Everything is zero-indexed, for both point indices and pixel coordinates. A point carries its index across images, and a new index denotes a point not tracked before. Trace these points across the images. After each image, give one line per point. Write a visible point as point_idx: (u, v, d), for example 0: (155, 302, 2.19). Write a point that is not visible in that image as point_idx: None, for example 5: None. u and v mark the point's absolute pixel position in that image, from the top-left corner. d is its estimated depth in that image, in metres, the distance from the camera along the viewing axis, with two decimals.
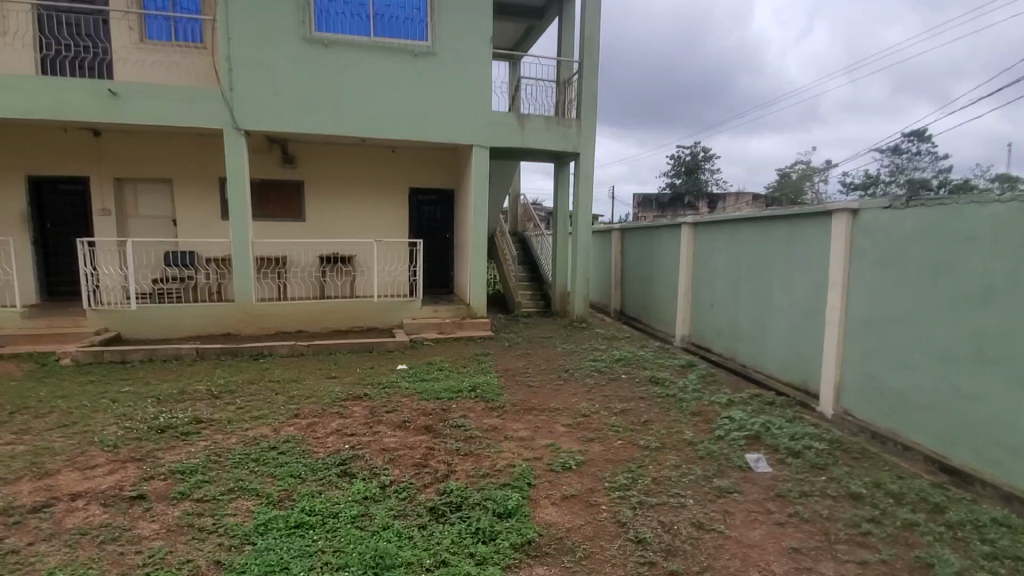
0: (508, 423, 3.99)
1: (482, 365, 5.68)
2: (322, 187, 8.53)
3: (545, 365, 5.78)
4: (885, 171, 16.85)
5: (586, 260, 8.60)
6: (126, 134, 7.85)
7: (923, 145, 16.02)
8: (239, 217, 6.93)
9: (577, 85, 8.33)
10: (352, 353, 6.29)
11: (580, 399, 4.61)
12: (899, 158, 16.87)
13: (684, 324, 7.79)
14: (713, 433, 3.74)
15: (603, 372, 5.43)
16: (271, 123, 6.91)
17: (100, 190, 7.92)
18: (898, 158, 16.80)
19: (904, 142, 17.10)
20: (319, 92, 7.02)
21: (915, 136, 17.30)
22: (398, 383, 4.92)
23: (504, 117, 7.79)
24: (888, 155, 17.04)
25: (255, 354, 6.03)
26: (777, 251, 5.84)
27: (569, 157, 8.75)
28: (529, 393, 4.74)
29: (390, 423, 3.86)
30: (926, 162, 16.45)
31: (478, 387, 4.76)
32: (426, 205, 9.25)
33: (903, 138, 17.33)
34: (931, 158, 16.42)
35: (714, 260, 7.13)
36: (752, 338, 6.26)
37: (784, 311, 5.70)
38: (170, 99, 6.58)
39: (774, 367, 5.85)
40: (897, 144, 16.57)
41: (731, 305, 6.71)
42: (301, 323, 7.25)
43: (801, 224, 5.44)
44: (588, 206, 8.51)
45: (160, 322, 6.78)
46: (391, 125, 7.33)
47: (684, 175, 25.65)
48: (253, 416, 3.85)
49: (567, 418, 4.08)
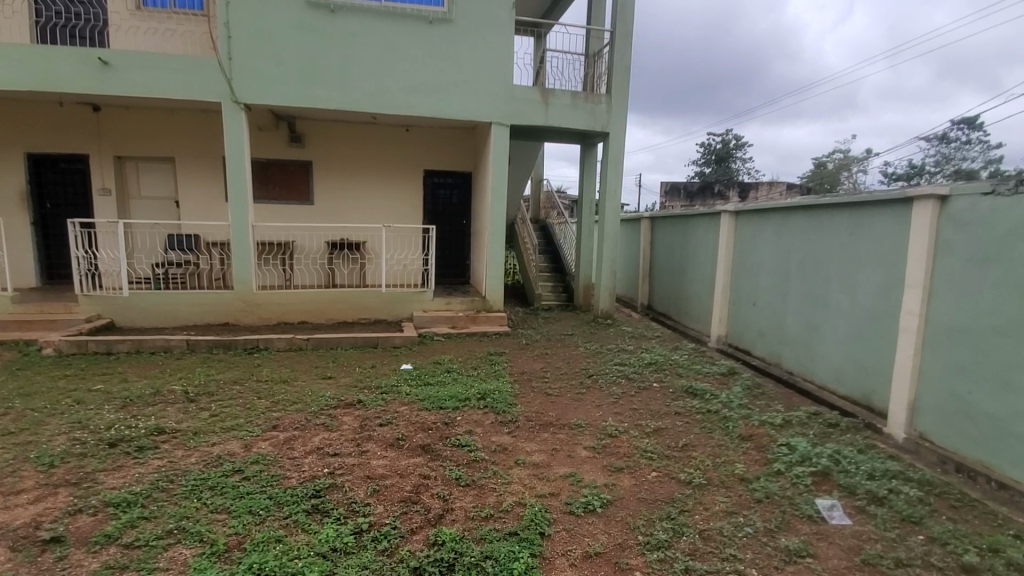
0: (521, 443, 3.37)
1: (495, 367, 5.07)
2: (331, 168, 7.99)
3: (566, 368, 5.14)
4: (931, 161, 15.59)
5: (614, 251, 7.86)
6: (125, 110, 7.41)
7: (975, 133, 14.76)
8: (237, 198, 6.42)
9: (607, 58, 7.57)
10: (355, 349, 5.76)
11: (606, 413, 3.97)
12: (948, 148, 15.57)
13: (720, 323, 7.06)
14: (770, 466, 3.06)
15: (632, 380, 4.77)
16: (272, 97, 6.36)
17: (100, 168, 7.52)
18: (946, 146, 15.52)
19: (953, 130, 15.78)
20: (325, 62, 6.43)
21: (965, 124, 16.00)
22: (398, 387, 4.33)
23: (526, 92, 7.09)
24: (935, 143, 15.76)
25: (249, 347, 5.55)
26: (838, 245, 5.07)
27: (596, 138, 8.02)
28: (546, 404, 4.11)
29: (382, 440, 3.27)
30: (976, 152, 15.18)
31: (488, 395, 4.16)
32: (443, 188, 8.62)
33: (952, 126, 16.03)
34: (982, 147, 15.16)
35: (758, 253, 6.36)
36: (802, 343, 5.52)
37: (843, 315, 4.96)
38: (164, 68, 6.08)
39: (828, 377, 5.11)
40: (946, 131, 15.31)
41: (777, 305, 5.97)
42: (304, 314, 6.76)
43: (869, 214, 4.66)
44: (617, 192, 7.78)
45: (155, 310, 6.35)
46: (403, 99, 6.72)
47: (714, 164, 24.55)
48: (225, 427, 3.33)
49: (591, 439, 3.44)
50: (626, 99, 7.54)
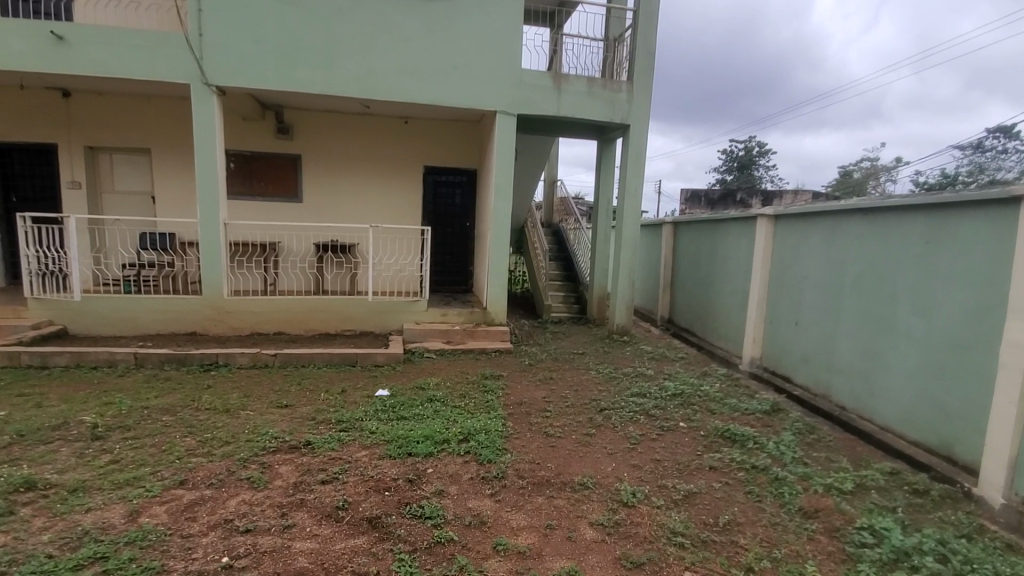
0: (505, 513, 2.52)
1: (488, 396, 4.23)
2: (321, 163, 7.26)
3: (573, 399, 4.27)
4: (961, 172, 14.06)
5: (632, 258, 6.96)
6: (98, 96, 6.80)
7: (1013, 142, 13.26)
8: (206, 193, 5.69)
9: (628, 41, 6.72)
10: (329, 367, 4.97)
11: (619, 465, 3.10)
12: (981, 157, 14.02)
13: (754, 343, 6.12)
14: (851, 567, 2.17)
15: (652, 418, 3.87)
16: (247, 79, 5.64)
17: (70, 160, 6.90)
18: (981, 155, 13.87)
19: (988, 139, 14.41)
20: (307, 42, 5.70)
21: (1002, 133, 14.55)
22: (362, 423, 3.51)
23: (534, 77, 6.28)
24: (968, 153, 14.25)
25: (206, 364, 4.81)
26: (908, 257, 4.15)
27: (614, 131, 7.16)
28: (545, 451, 3.25)
29: (316, 507, 2.43)
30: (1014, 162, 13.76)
31: (473, 437, 3.33)
32: (444, 186, 7.83)
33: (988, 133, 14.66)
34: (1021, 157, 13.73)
35: (802, 264, 5.44)
36: (859, 374, 4.59)
37: (915, 341, 4.03)
38: (126, 46, 5.40)
39: (894, 417, 4.18)
40: (979, 140, 13.89)
41: (827, 326, 5.03)
42: (281, 324, 6.00)
43: (956, 219, 3.74)
44: (637, 192, 6.90)
45: (113, 316, 5.65)
46: (395, 84, 5.95)
47: (737, 171, 23.55)
48: (117, 484, 2.56)
49: (599, 509, 2.58)
50: (649, 86, 6.67)
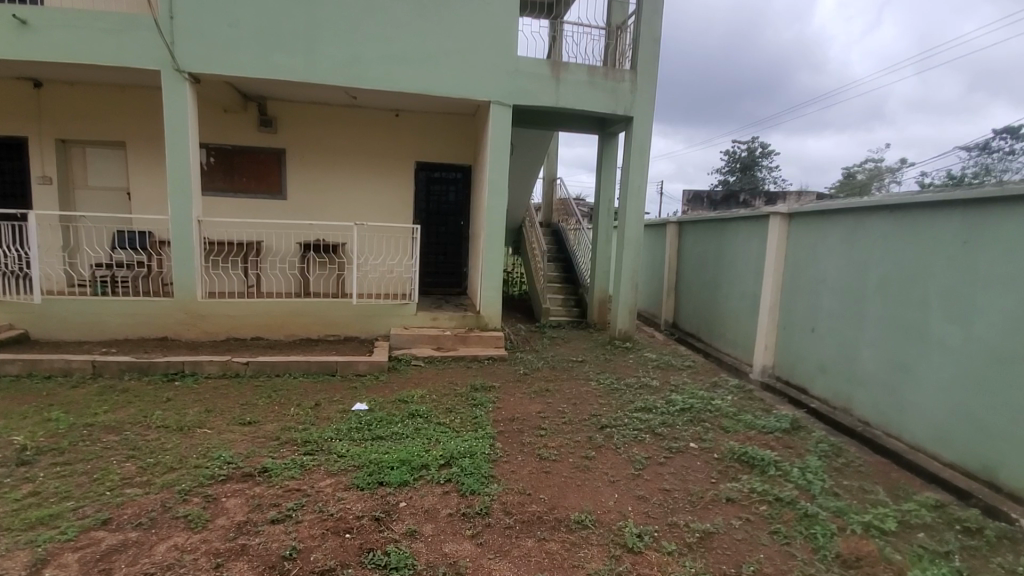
0: (487, 561, 2.11)
1: (476, 411, 3.83)
2: (306, 158, 6.87)
3: (572, 415, 3.86)
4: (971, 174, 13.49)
5: (636, 259, 6.55)
6: (71, 86, 6.42)
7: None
8: (178, 188, 5.30)
9: (632, 28, 6.31)
10: (306, 377, 4.58)
11: (622, 497, 2.69)
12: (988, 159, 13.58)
13: (765, 351, 5.71)
14: None
15: (660, 438, 3.47)
16: (224, 65, 5.25)
17: (40, 154, 6.52)
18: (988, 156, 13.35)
19: (994, 140, 13.98)
20: (288, 26, 5.31)
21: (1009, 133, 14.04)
22: (332, 444, 3.10)
23: (532, 66, 5.89)
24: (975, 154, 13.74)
25: (171, 373, 4.41)
26: (942, 258, 3.74)
27: (617, 124, 6.75)
28: (538, 478, 2.84)
29: (261, 556, 2.03)
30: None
31: (455, 461, 2.92)
32: (437, 183, 7.42)
33: (996, 135, 14.18)
34: None
35: (820, 265, 5.02)
36: (884, 386, 4.19)
37: (950, 352, 3.62)
38: (91, 28, 5.01)
39: (925, 435, 3.78)
40: (989, 142, 13.33)
41: (847, 333, 4.62)
42: (260, 329, 5.60)
43: (999, 216, 3.33)
44: (641, 189, 6.49)
45: (77, 320, 5.24)
46: (383, 73, 5.57)
47: (739, 172, 23.15)
48: (28, 524, 2.16)
49: (599, 555, 2.18)
50: (654, 76, 6.28)
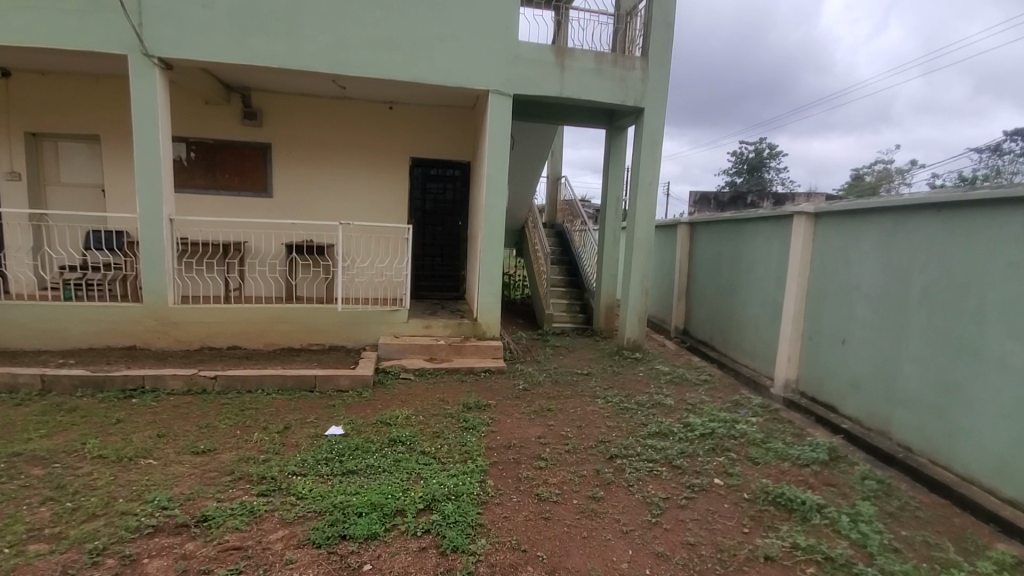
0: None
1: (467, 436, 3.35)
2: (293, 153, 6.43)
3: (576, 442, 3.37)
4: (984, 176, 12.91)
5: (646, 262, 6.06)
6: (40, 75, 6.00)
7: None
8: (146, 185, 4.86)
9: (643, 12, 5.83)
10: (281, 393, 4.12)
11: (637, 555, 2.21)
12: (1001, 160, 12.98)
13: (788, 363, 5.21)
14: None
15: (678, 472, 2.98)
16: (198, 50, 4.82)
17: (8, 148, 6.09)
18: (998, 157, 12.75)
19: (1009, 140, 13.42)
20: (267, 7, 4.86)
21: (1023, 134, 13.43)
22: (293, 482, 2.63)
23: (534, 52, 5.43)
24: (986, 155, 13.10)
25: (130, 389, 3.96)
26: (999, 263, 3.25)
27: (626, 116, 6.26)
28: (535, 528, 2.36)
29: None
30: None
31: (437, 506, 2.44)
32: (433, 180, 6.97)
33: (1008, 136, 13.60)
34: None
35: (852, 271, 4.52)
36: (929, 408, 3.69)
37: (1010, 372, 3.13)
38: (50, 9, 4.57)
39: (981, 465, 3.27)
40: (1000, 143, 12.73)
41: (884, 346, 4.12)
42: (237, 337, 5.16)
43: None
44: (653, 187, 6.00)
45: (36, 328, 4.81)
46: (372, 60, 5.12)
47: (747, 173, 22.58)
48: None
49: None
50: (667, 65, 5.79)
